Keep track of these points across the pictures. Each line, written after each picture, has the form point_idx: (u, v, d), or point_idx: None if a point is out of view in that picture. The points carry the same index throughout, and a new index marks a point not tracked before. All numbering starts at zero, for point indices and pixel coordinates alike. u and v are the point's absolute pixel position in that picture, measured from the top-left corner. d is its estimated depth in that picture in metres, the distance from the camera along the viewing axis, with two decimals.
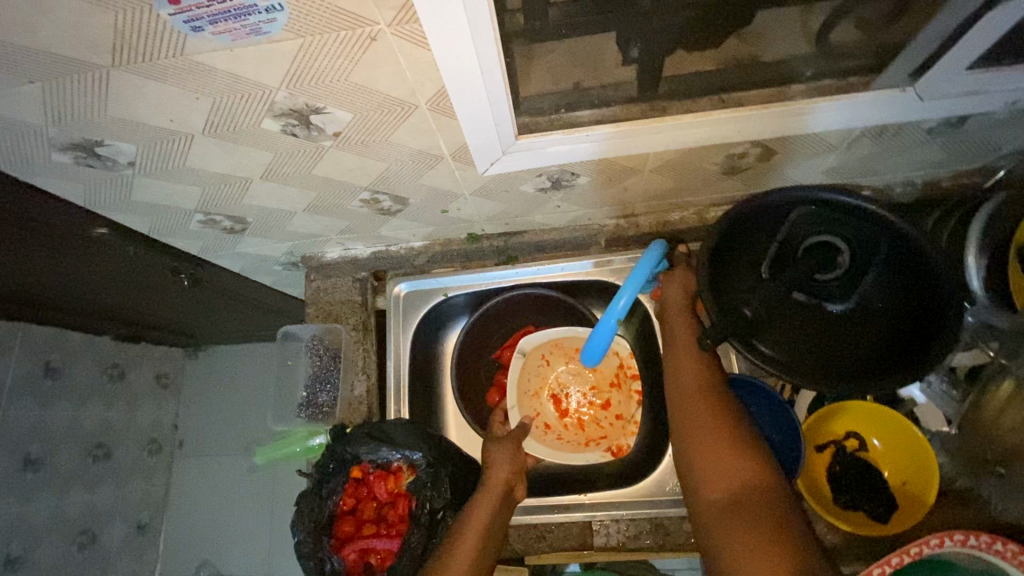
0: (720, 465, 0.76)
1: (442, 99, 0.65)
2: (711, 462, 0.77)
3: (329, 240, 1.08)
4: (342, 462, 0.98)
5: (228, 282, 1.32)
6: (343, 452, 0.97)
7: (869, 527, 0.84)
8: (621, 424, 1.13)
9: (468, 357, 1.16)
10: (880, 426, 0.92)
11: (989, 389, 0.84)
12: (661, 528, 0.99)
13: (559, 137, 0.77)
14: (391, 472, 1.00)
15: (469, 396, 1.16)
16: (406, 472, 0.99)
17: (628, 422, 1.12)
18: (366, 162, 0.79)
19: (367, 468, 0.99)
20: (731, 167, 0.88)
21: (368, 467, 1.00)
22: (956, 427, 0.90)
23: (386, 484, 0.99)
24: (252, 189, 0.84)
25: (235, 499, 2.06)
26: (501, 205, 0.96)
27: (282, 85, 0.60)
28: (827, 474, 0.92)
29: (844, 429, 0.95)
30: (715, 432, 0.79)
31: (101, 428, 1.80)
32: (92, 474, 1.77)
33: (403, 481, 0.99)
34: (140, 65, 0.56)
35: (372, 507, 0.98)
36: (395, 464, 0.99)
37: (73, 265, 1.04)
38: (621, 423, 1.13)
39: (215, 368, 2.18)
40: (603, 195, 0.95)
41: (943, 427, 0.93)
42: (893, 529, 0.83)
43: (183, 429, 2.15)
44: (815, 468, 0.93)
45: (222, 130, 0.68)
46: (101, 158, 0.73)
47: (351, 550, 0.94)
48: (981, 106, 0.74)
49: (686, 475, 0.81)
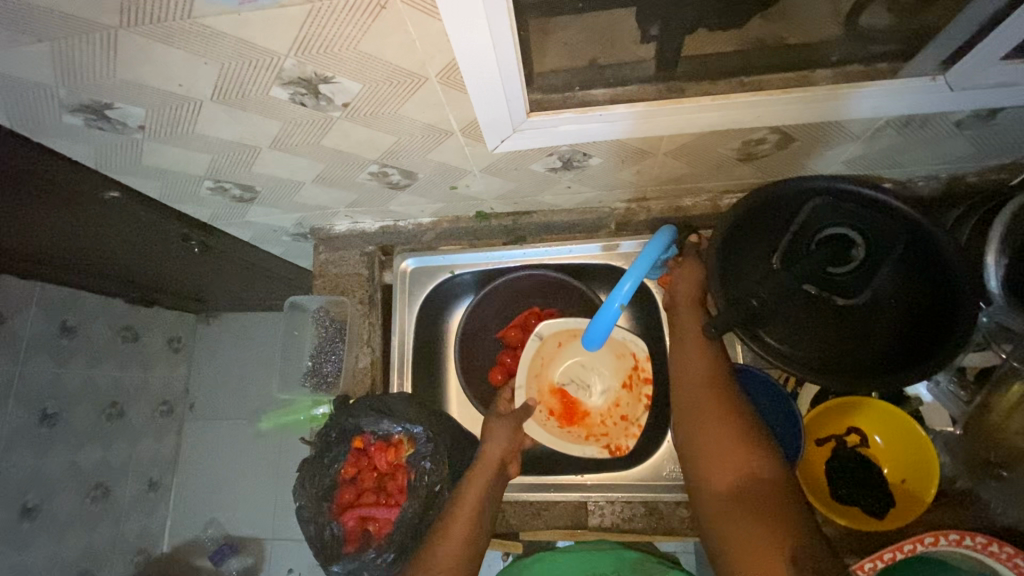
0: (722, 456, 0.76)
1: (453, 72, 0.64)
2: (713, 452, 0.77)
3: (338, 212, 1.07)
4: (344, 432, 0.99)
5: (238, 250, 1.33)
6: (345, 422, 0.99)
7: (864, 523, 0.84)
8: (624, 425, 1.08)
9: (472, 335, 1.17)
10: (885, 424, 0.90)
11: (998, 392, 0.82)
12: (655, 512, 1.00)
13: (572, 116, 0.75)
14: (392, 444, 0.99)
15: (472, 374, 1.16)
16: (406, 445, 0.98)
17: (632, 424, 1.07)
18: (375, 135, 0.78)
19: (368, 439, 0.99)
20: (748, 154, 0.86)
21: (369, 438, 1.00)
22: (961, 428, 0.89)
23: (386, 456, 0.98)
24: (261, 158, 0.84)
25: (243, 462, 2.12)
26: (511, 183, 0.95)
27: (290, 52, 0.59)
28: (825, 467, 0.92)
29: (845, 424, 0.94)
30: (718, 425, 0.78)
31: (115, 387, 1.85)
32: (106, 431, 1.83)
33: (403, 454, 0.98)
34: (148, 27, 0.55)
35: (372, 477, 0.98)
36: (396, 437, 0.99)
37: (85, 227, 1.06)
38: (624, 424, 1.08)
39: (225, 334, 2.21)
40: (615, 177, 0.94)
41: (948, 427, 0.92)
42: (889, 526, 0.83)
43: (194, 392, 2.20)
44: (814, 462, 0.93)
45: (231, 96, 0.67)
46: (111, 120, 0.72)
47: (350, 517, 0.96)
48: (1014, 100, 0.71)
49: (687, 461, 0.82)
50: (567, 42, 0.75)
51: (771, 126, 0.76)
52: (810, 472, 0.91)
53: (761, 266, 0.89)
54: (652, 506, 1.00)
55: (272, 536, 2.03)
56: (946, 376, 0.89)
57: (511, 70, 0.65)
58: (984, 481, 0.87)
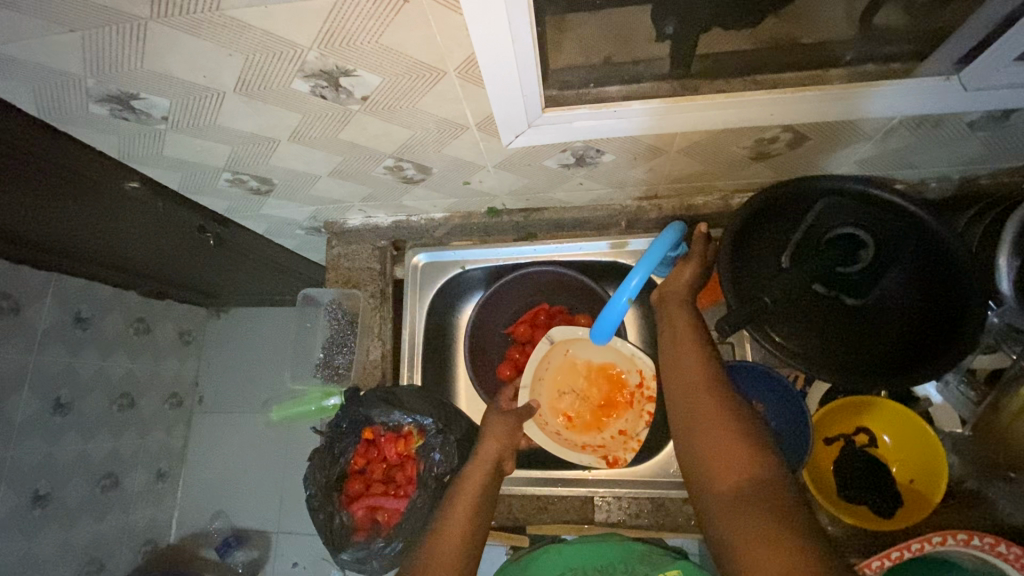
0: (726, 453, 0.72)
1: (471, 66, 0.65)
2: (716, 452, 0.73)
3: (352, 206, 1.09)
4: (355, 423, 1.01)
5: (252, 244, 1.34)
6: (355, 413, 1.00)
7: (873, 521, 0.84)
8: (623, 439, 1.06)
9: (481, 330, 1.18)
10: (893, 422, 0.91)
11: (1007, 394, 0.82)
12: (662, 508, 1.01)
13: (586, 112, 0.76)
14: (401, 435, 1.01)
15: (479, 369, 1.17)
16: (415, 437, 1.00)
17: (630, 438, 1.05)
18: (392, 129, 0.79)
19: (378, 430, 1.01)
20: (760, 152, 0.86)
21: (379, 430, 1.02)
22: (970, 429, 0.89)
23: (395, 447, 1.00)
24: (279, 151, 0.85)
25: (250, 455, 2.14)
26: (524, 179, 0.96)
27: (314, 45, 0.61)
28: (833, 466, 0.92)
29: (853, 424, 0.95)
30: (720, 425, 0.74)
31: (126, 378, 1.87)
32: (117, 421, 1.85)
33: (412, 445, 1.00)
34: (176, 18, 0.57)
35: (382, 468, 1.00)
36: (406, 429, 1.00)
37: (105, 217, 1.08)
38: (623, 438, 1.05)
39: (235, 328, 2.24)
40: (627, 175, 0.94)
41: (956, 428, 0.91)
42: (898, 525, 0.83)
43: (203, 385, 2.22)
44: (822, 461, 0.93)
45: (253, 88, 0.69)
46: (136, 111, 0.74)
47: (359, 507, 0.98)
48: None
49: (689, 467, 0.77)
50: (583, 40, 0.76)
51: (785, 124, 0.77)
52: (818, 471, 0.92)
53: (771, 267, 0.90)
54: (660, 503, 1.01)
55: (277, 530, 2.04)
56: (956, 376, 0.89)
57: (528, 65, 0.66)
58: (994, 483, 0.87)
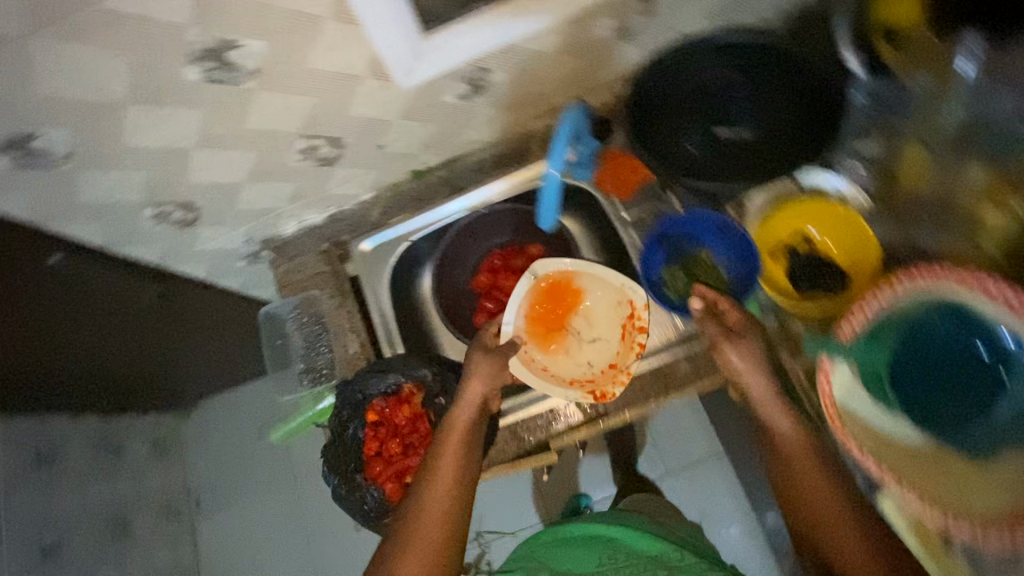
0: (818, 494, 0.79)
1: (341, 5, 0.71)
2: (804, 478, 0.81)
3: (282, 212, 1.11)
4: (356, 407, 1.01)
5: (195, 299, 1.31)
6: (353, 394, 1.00)
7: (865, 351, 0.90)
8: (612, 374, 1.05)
9: (448, 288, 1.20)
10: (823, 201, 1.01)
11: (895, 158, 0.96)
12: (662, 376, 1.04)
13: (460, 29, 0.83)
14: (403, 398, 1.01)
15: (460, 321, 1.19)
16: (417, 393, 1.01)
17: (620, 371, 1.04)
18: (293, 103, 0.83)
19: (381, 406, 1.00)
20: (622, 30, 0.97)
21: (381, 406, 1.01)
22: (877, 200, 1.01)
23: (402, 411, 1.00)
24: (193, 162, 0.88)
25: (267, 542, 1.98)
26: (432, 125, 1.02)
27: (191, 20, 0.66)
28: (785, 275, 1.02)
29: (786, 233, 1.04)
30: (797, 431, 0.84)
31: (111, 503, 1.75)
32: (114, 551, 1.71)
33: (416, 402, 1.01)
34: (51, 24, 0.61)
35: (396, 440, 0.99)
36: (407, 389, 1.01)
37: (35, 322, 1.03)
38: (613, 372, 1.05)
39: (209, 421, 2.13)
40: (519, 90, 1.02)
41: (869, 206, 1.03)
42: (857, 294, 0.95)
43: (196, 490, 2.08)
44: (763, 282, 1.02)
45: (145, 91, 0.72)
46: (39, 154, 0.77)
47: (388, 479, 0.98)
48: None
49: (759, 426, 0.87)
50: None
51: None
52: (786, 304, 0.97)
53: (682, 126, 1.01)
54: (659, 371, 1.04)
55: None
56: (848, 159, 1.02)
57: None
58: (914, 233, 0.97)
